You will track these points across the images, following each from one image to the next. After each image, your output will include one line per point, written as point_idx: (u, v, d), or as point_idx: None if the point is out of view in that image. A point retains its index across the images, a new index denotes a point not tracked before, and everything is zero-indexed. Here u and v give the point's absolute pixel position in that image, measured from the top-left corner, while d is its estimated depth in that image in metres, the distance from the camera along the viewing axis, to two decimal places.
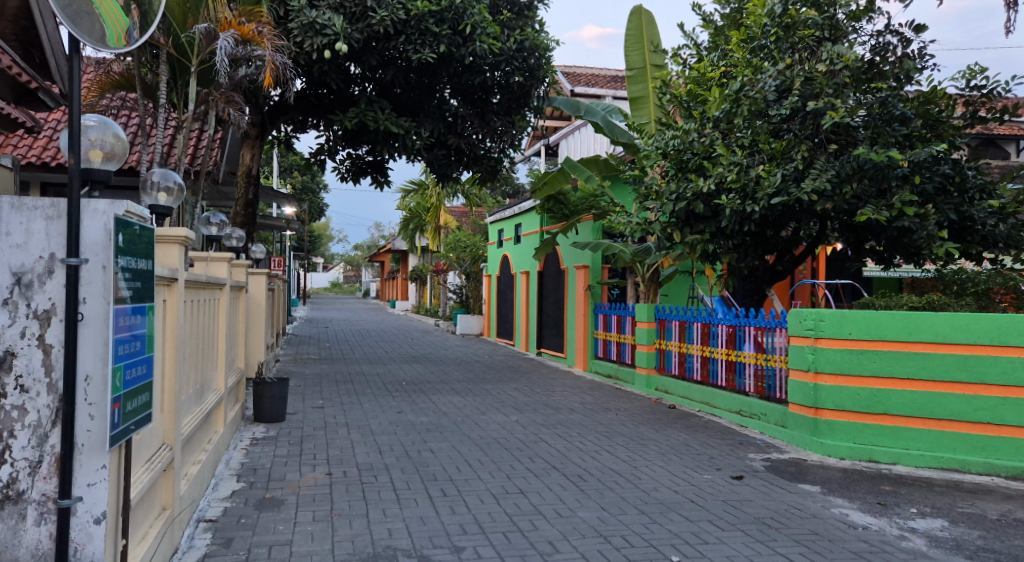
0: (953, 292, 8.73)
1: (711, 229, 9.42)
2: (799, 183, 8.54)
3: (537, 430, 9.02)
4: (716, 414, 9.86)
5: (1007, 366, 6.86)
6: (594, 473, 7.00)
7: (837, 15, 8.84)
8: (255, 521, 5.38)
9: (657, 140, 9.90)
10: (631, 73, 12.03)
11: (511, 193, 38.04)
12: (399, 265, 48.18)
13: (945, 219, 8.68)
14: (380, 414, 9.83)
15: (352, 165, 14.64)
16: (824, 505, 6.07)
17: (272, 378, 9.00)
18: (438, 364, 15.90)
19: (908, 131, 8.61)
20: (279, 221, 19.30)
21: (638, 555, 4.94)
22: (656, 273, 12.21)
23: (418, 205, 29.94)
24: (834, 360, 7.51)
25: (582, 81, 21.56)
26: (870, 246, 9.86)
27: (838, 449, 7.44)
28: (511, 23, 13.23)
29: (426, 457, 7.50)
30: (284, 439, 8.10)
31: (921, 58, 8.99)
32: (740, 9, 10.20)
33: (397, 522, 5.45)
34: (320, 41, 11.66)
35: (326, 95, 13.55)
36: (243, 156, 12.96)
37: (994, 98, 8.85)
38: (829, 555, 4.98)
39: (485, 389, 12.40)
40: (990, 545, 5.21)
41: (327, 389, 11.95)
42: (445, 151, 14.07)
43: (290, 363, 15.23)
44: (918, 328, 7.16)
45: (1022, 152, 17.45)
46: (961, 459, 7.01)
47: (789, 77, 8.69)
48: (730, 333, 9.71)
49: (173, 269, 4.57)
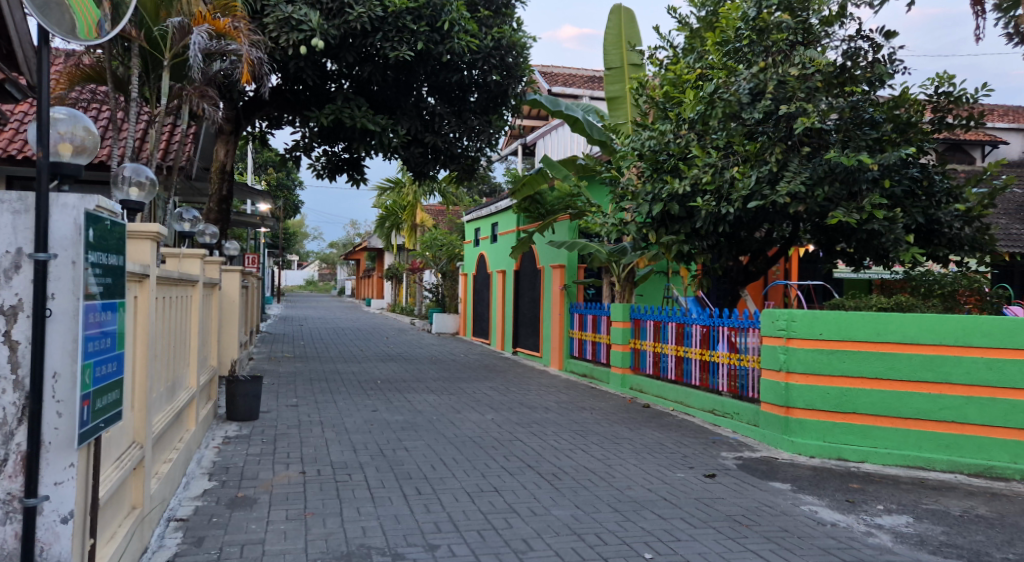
0: (921, 293, 8.91)
1: (686, 229, 9.48)
2: (773, 184, 8.65)
3: (513, 428, 9.03)
4: (690, 414, 9.93)
5: (971, 366, 7.01)
6: (568, 472, 7.03)
7: (810, 19, 8.94)
8: (227, 520, 5.33)
9: (634, 140, 9.94)
10: (609, 72, 12.10)
11: (488, 191, 38.07)
12: (375, 263, 47.92)
13: (913, 221, 8.86)
14: (354, 412, 9.77)
15: (328, 162, 14.49)
16: (794, 503, 6.16)
17: (246, 376, 8.91)
18: (414, 363, 15.86)
19: (878, 135, 8.82)
20: (253, 218, 19.08)
21: (612, 552, 4.97)
22: (632, 273, 12.27)
23: (395, 202, 29.84)
24: (805, 360, 7.60)
25: (560, 81, 21.58)
26: (841, 248, 10.01)
27: (808, 448, 7.54)
28: (488, 21, 13.31)
29: (401, 456, 7.47)
30: (258, 438, 8.04)
31: (891, 63, 9.14)
32: (715, 12, 10.26)
33: (371, 520, 5.44)
34: (296, 37, 11.60)
35: (302, 91, 13.36)
36: (217, 151, 12.85)
37: (962, 104, 9.04)
38: (799, 552, 5.04)
39: (461, 387, 12.37)
40: (952, 540, 5.31)
41: (302, 387, 11.85)
42: (422, 149, 13.94)
43: (263, 361, 15.09)
44: (887, 329, 7.29)
45: (986, 157, 17.91)
46: (926, 457, 7.15)
47: (763, 80, 8.81)
48: (704, 333, 9.80)
49: (144, 265, 4.53)
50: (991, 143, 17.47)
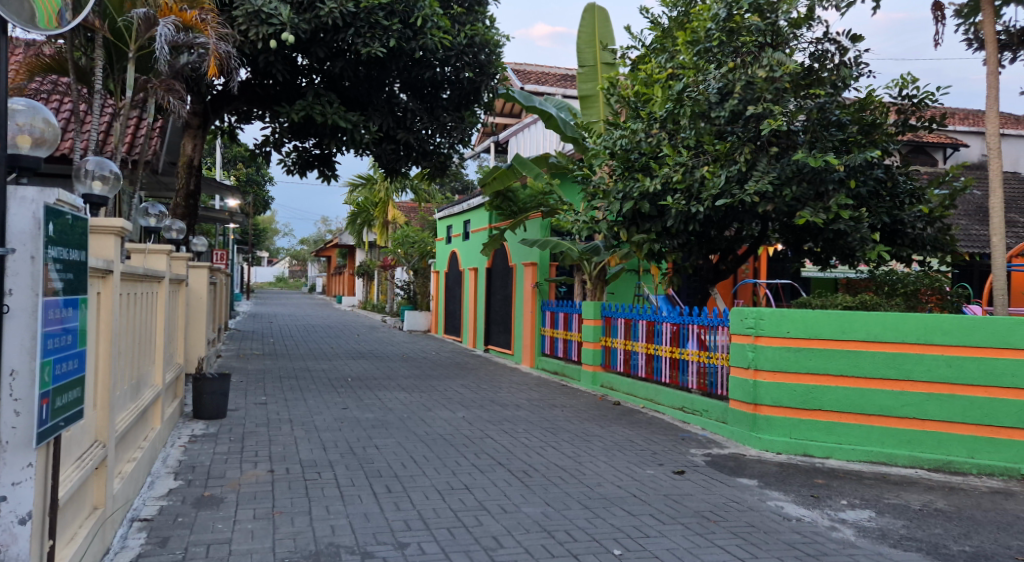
0: (885, 292, 9.08)
1: (657, 228, 9.56)
2: (741, 184, 8.76)
3: (484, 426, 9.03)
4: (660, 411, 10.01)
5: (932, 364, 7.15)
6: (539, 469, 7.05)
7: (779, 21, 9.04)
8: (193, 519, 5.26)
9: (605, 139, 9.96)
10: (582, 70, 12.15)
11: (460, 189, 38.07)
12: (347, 260, 47.62)
13: (877, 221, 9.04)
14: (324, 410, 9.70)
15: (299, 157, 14.35)
16: (761, 499, 6.24)
17: (213, 374, 8.80)
18: (385, 360, 15.77)
19: (844, 137, 8.98)
20: (222, 213, 18.83)
21: (581, 549, 5.00)
22: (604, 271, 12.33)
23: (366, 199, 29.70)
24: (773, 358, 7.70)
25: (533, 79, 21.63)
26: (808, 247, 10.17)
27: (775, 444, 7.65)
28: (461, 18, 13.29)
29: (371, 454, 7.42)
30: (225, 436, 7.94)
31: (857, 66, 9.29)
32: (686, 12, 10.33)
33: (341, 519, 5.41)
34: (266, 30, 11.48)
35: (272, 86, 13.13)
36: (184, 146, 12.67)
37: (923, 107, 9.23)
38: (764, 547, 5.11)
39: (432, 385, 12.34)
40: (912, 534, 5.42)
41: (271, 384, 11.74)
42: (394, 145, 13.91)
43: (231, 358, 14.91)
44: (851, 327, 7.41)
45: (947, 159, 18.32)
46: (888, 453, 7.29)
47: (731, 81, 8.91)
48: (674, 331, 9.89)
49: (107, 261, 4.45)
50: (952, 145, 17.88)
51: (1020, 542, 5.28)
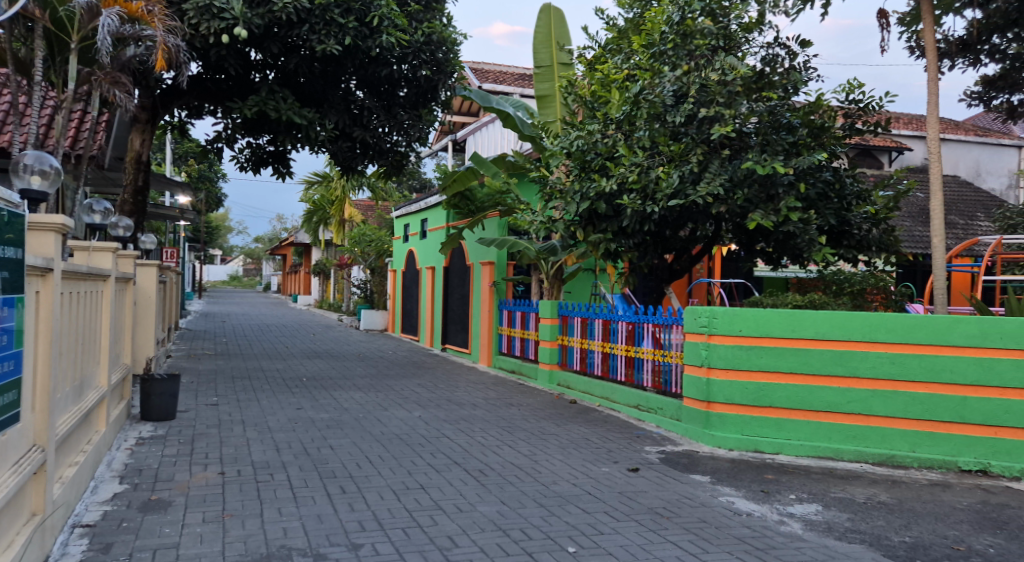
0: (833, 292, 9.32)
1: (613, 228, 9.65)
2: (694, 184, 8.88)
3: (440, 425, 9.00)
4: (616, 409, 10.10)
5: (876, 360, 7.35)
6: (495, 468, 7.06)
7: (731, 26, 9.26)
8: (138, 524, 5.14)
9: (562, 140, 10.00)
10: (539, 70, 12.18)
11: (417, 187, 37.88)
12: (302, 258, 47.03)
13: (826, 223, 9.25)
14: (277, 411, 9.57)
15: (252, 154, 14.13)
16: (712, 494, 6.34)
17: (162, 375, 8.61)
18: (340, 360, 15.63)
19: (794, 139, 9.18)
20: (172, 210, 18.42)
21: (535, 547, 5.02)
22: (560, 270, 12.40)
23: (323, 197, 29.35)
24: (725, 356, 7.84)
25: (491, 78, 21.61)
26: (760, 247, 10.36)
27: (727, 441, 7.80)
28: (419, 16, 13.20)
29: (326, 454, 7.35)
30: (174, 438, 7.77)
31: (806, 70, 9.52)
32: (642, 14, 10.43)
33: (293, 521, 5.34)
34: (217, 25, 11.27)
35: (225, 81, 13.01)
36: (132, 141, 12.39)
37: (870, 111, 9.49)
38: (715, 541, 5.20)
39: (388, 384, 12.25)
40: (856, 526, 5.57)
41: (222, 385, 11.53)
42: (350, 143, 13.76)
43: (182, 359, 14.60)
44: (801, 325, 7.57)
45: (893, 162, 18.80)
46: (835, 448, 7.47)
47: (686, 83, 9.04)
48: (629, 329, 9.99)
49: (46, 259, 4.33)
50: (897, 148, 18.41)
51: (957, 532, 5.46)
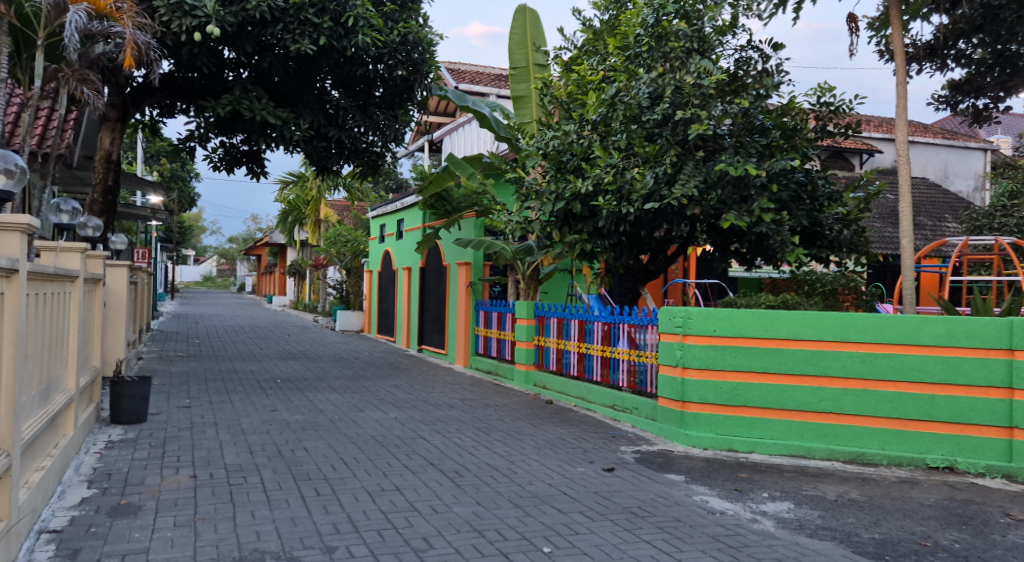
0: (805, 292, 9.44)
1: (589, 229, 9.69)
2: (669, 185, 8.93)
3: (416, 426, 8.98)
4: (591, 409, 10.14)
5: (847, 360, 7.45)
6: (471, 469, 7.05)
7: (705, 28, 9.32)
8: (107, 529, 5.07)
9: (538, 140, 10.00)
10: (515, 71, 12.20)
11: (394, 188, 37.75)
12: (278, 258, 46.66)
13: (798, 224, 9.36)
14: (251, 413, 9.48)
15: (226, 153, 13.97)
16: (687, 493, 6.39)
17: (133, 377, 8.48)
18: (316, 361, 15.52)
19: (767, 141, 9.30)
20: (144, 210, 18.17)
21: (511, 548, 5.02)
22: (537, 270, 12.41)
23: (298, 197, 29.11)
24: (700, 356, 7.90)
25: (467, 78, 21.60)
26: (735, 248, 10.45)
27: (701, 440, 7.87)
28: (394, 16, 13.13)
29: (300, 456, 7.30)
30: (145, 442, 7.67)
31: (778, 73, 9.62)
32: (618, 16, 10.47)
33: (266, 524, 5.29)
34: (189, 23, 11.16)
35: (197, 79, 12.74)
36: (102, 139, 12.23)
37: (841, 114, 9.62)
38: (689, 540, 5.24)
39: (364, 385, 12.19)
40: (827, 524, 5.63)
41: (195, 387, 11.39)
42: (326, 143, 13.68)
43: (154, 361, 14.40)
44: (774, 325, 7.65)
45: (864, 164, 19.08)
46: (807, 446, 7.55)
47: (661, 85, 9.10)
48: (605, 330, 10.03)
49: (12, 259, 4.27)
50: (868, 150, 18.67)
51: (924, 528, 5.56)
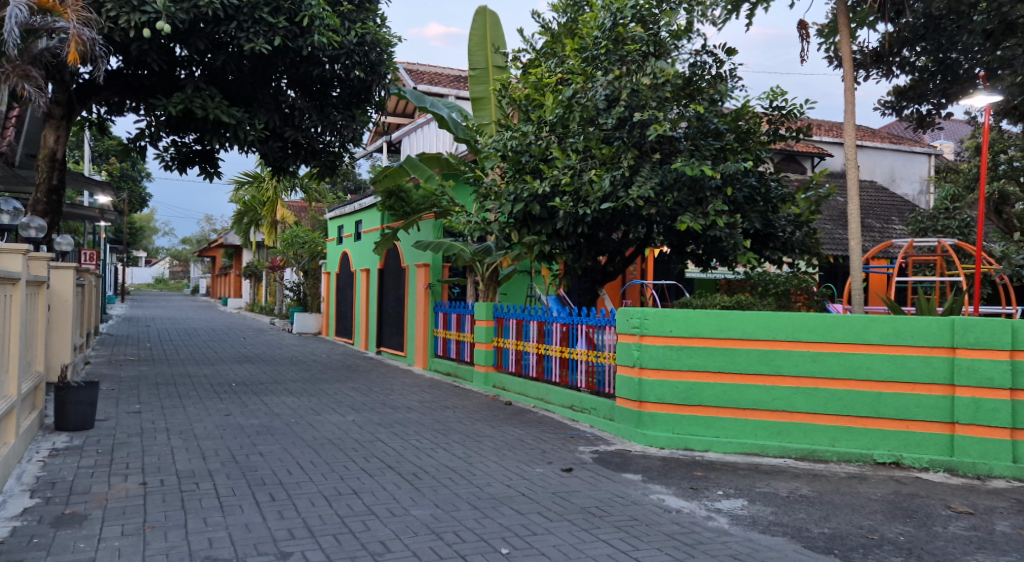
0: (759, 292, 9.62)
1: (547, 230, 9.72)
2: (626, 188, 9.00)
3: (374, 429, 8.91)
4: (551, 409, 10.18)
5: (799, 359, 7.59)
6: (429, 471, 7.01)
7: (661, 33, 9.44)
8: (50, 540, 4.92)
9: (496, 141, 9.99)
10: (473, 73, 12.18)
11: (352, 188, 37.37)
12: (233, 260, 45.86)
13: (751, 226, 9.53)
14: (204, 417, 9.30)
15: (178, 153, 13.66)
16: (643, 493, 6.45)
17: (80, 382, 8.23)
18: (272, 364, 15.30)
19: (722, 145, 9.46)
20: (91, 210, 17.67)
21: (469, 550, 5.00)
22: (496, 272, 12.38)
23: (254, 197, 28.57)
24: (656, 356, 7.98)
25: (426, 79, 21.51)
26: (691, 250, 10.60)
27: (658, 440, 7.96)
28: (352, 15, 12.96)
29: (255, 461, 7.18)
30: (92, 448, 7.47)
31: (732, 78, 9.78)
32: (576, 19, 10.53)
33: (219, 531, 5.19)
34: (138, 18, 10.91)
35: (146, 77, 12.46)
36: (46, 137, 11.95)
37: (792, 118, 9.81)
38: (645, 539, 5.28)
39: (321, 388, 12.05)
40: (779, 520, 5.74)
41: (145, 392, 11.12)
42: (282, 143, 13.47)
43: (102, 365, 14.02)
44: (728, 325, 7.76)
45: (815, 167, 19.50)
46: (760, 444, 7.68)
47: (617, 88, 9.18)
48: (564, 331, 10.06)
49: None
50: (819, 155, 19.11)
51: (871, 522, 5.69)
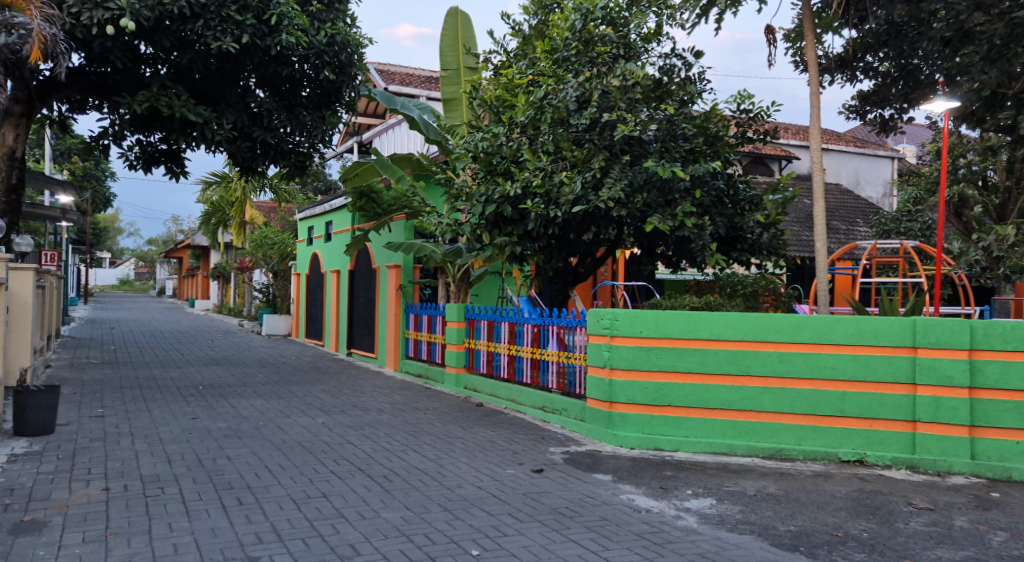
0: (727, 293, 9.73)
1: (518, 231, 9.74)
2: (597, 190, 9.02)
3: (344, 431, 8.84)
4: (522, 410, 10.19)
5: (766, 359, 7.69)
6: (399, 473, 6.98)
7: (630, 35, 9.53)
8: (9, 548, 4.81)
9: (467, 142, 9.97)
10: (445, 73, 12.17)
11: (323, 188, 37.10)
12: (201, 261, 45.27)
13: (720, 228, 9.63)
14: (170, 421, 9.15)
15: (143, 152, 13.44)
16: (613, 493, 6.48)
17: (40, 386, 8.06)
18: (240, 366, 15.11)
19: (691, 147, 9.56)
20: (53, 210, 17.32)
21: (440, 552, 4.99)
22: (467, 273, 12.36)
23: (222, 197, 28.19)
24: (626, 357, 8.04)
25: (397, 80, 21.48)
26: (661, 251, 10.70)
27: (628, 440, 8.02)
28: (321, 15, 12.90)
29: (222, 465, 7.09)
30: (53, 454, 7.32)
31: (701, 81, 9.89)
32: (546, 21, 10.56)
33: (185, 536, 5.12)
34: (101, 15, 10.73)
35: (110, 75, 12.23)
36: (4, 135, 11.75)
37: (759, 120, 9.96)
38: (615, 539, 5.31)
39: (290, 391, 11.93)
40: (747, 518, 5.80)
41: (109, 395, 10.92)
42: (250, 144, 13.29)
43: (64, 368, 13.73)
44: (697, 326, 7.83)
45: (783, 169, 19.79)
46: (729, 443, 7.76)
47: (588, 89, 9.23)
48: (535, 332, 10.07)
49: None
50: (785, 158, 19.41)
51: (836, 519, 5.78)
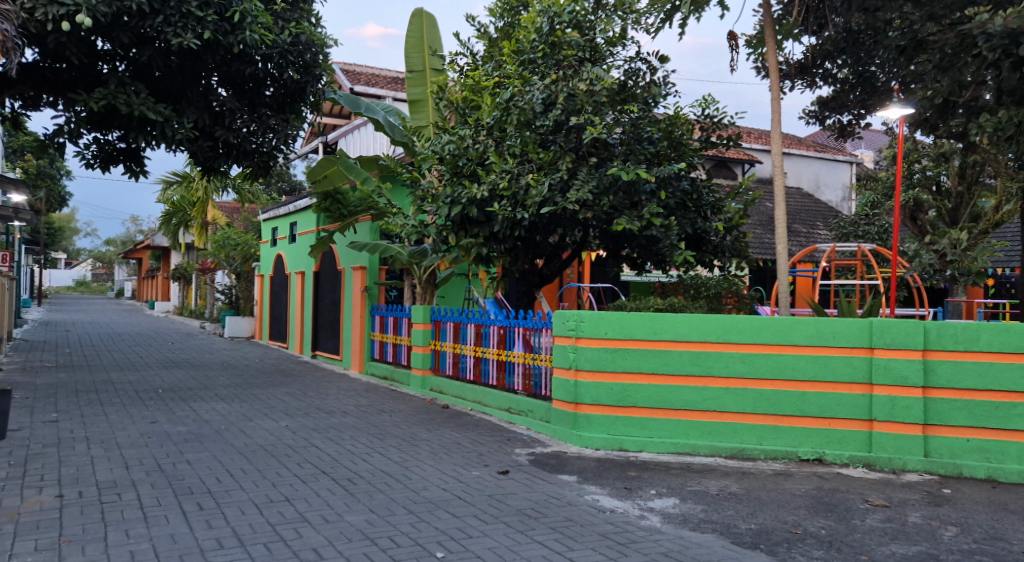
0: (691, 295, 9.84)
1: (485, 233, 9.73)
2: (564, 192, 9.09)
3: (308, 434, 8.75)
4: (488, 412, 10.19)
5: (729, 360, 7.79)
6: (364, 476, 6.93)
7: (596, 39, 9.59)
8: None
9: (433, 144, 9.94)
10: (411, 75, 12.12)
11: (288, 188, 36.70)
12: (161, 262, 44.41)
13: (685, 229, 9.72)
14: (128, 425, 8.97)
15: (100, 151, 13.16)
16: (579, 493, 6.51)
17: None
18: (201, 369, 14.85)
19: (655, 150, 9.68)
20: (6, 209, 16.86)
21: (404, 554, 4.97)
22: (433, 275, 12.30)
23: (183, 197, 27.71)
24: (591, 358, 8.10)
25: (363, 80, 21.36)
26: (626, 253, 10.80)
27: (593, 441, 8.08)
28: (285, 15, 12.81)
29: (182, 470, 6.97)
30: (4, 460, 7.12)
31: (665, 85, 9.99)
32: (513, 23, 10.59)
33: (142, 543, 5.02)
34: (56, 11, 10.48)
35: (66, 71, 11.95)
36: None
37: (724, 126, 10.18)
38: (579, 539, 5.34)
39: (253, 394, 11.77)
40: (709, 517, 5.88)
41: (64, 400, 10.66)
42: (212, 143, 13.12)
43: (16, 372, 13.36)
44: (661, 328, 7.91)
45: (745, 173, 20.09)
46: (692, 443, 7.85)
47: (554, 92, 9.23)
48: (501, 334, 10.08)
49: None
50: (748, 161, 19.72)
51: (795, 517, 5.88)
